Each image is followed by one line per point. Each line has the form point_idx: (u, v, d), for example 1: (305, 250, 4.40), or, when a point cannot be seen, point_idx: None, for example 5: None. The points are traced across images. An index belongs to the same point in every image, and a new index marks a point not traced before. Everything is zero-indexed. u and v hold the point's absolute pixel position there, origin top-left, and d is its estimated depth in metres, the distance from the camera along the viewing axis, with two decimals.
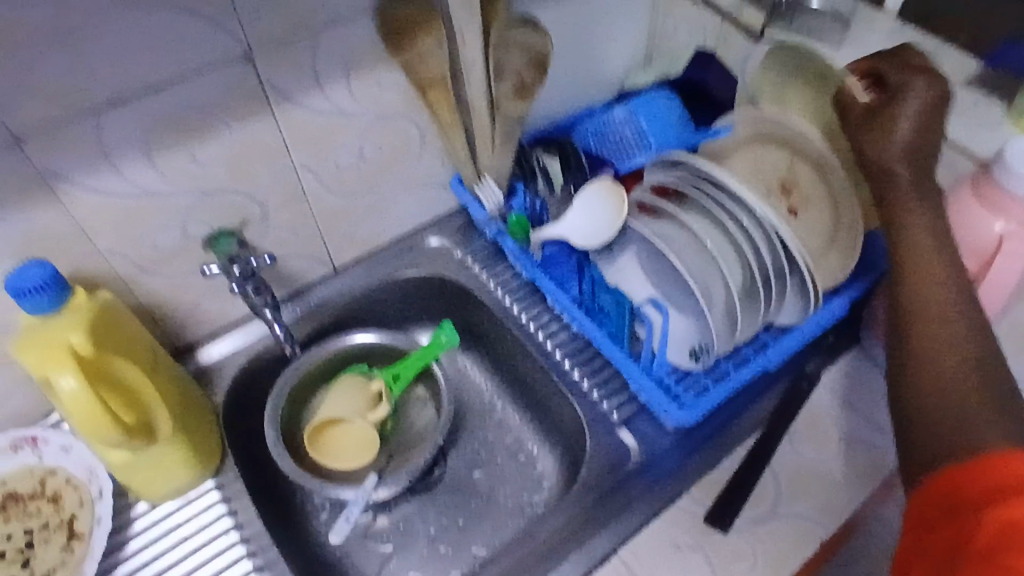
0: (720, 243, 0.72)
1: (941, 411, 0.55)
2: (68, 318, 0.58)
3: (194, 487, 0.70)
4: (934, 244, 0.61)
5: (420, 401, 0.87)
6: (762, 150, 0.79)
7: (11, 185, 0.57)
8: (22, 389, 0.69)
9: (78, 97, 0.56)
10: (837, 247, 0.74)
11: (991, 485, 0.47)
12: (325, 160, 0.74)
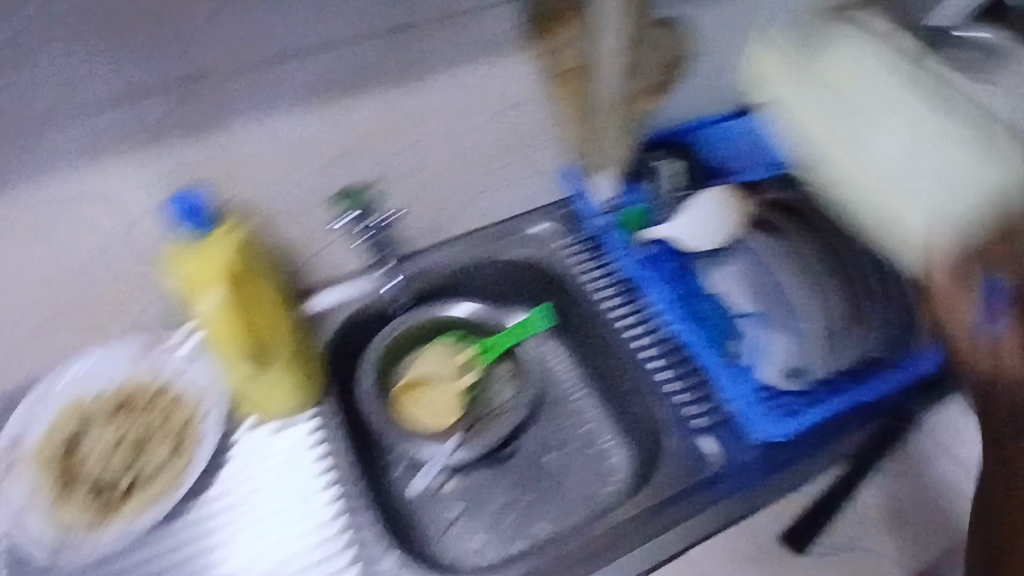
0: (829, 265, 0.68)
1: None
2: (215, 241, 0.66)
3: (291, 418, 0.75)
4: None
5: (502, 379, 0.88)
6: None
7: (186, 120, 0.66)
8: (159, 305, 0.76)
9: (252, 49, 0.64)
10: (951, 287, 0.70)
11: None
12: (451, 134, 0.79)
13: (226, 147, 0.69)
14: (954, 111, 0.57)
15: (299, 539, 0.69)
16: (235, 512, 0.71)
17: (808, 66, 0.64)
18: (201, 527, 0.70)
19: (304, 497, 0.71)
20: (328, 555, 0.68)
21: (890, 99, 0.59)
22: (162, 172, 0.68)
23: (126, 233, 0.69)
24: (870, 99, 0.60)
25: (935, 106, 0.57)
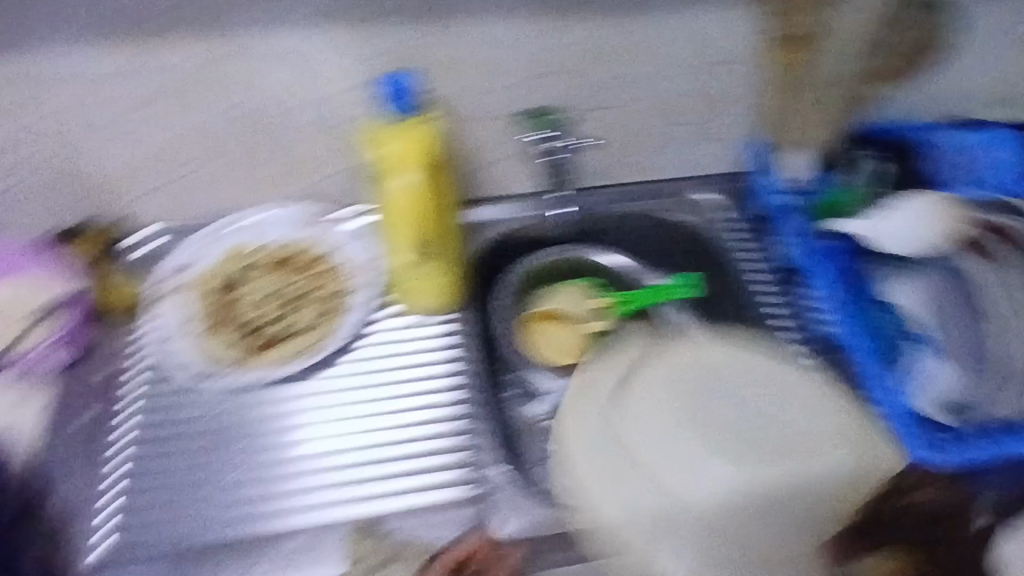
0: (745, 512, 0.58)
1: None
2: (415, 126, 0.66)
3: (430, 316, 0.77)
4: None
5: (627, 336, 0.85)
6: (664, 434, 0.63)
7: (426, 7, 0.69)
8: (339, 177, 0.80)
9: None
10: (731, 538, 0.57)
11: None
12: (654, 79, 0.79)
13: (443, 40, 0.72)
14: (717, 409, 0.63)
15: (417, 428, 0.69)
16: (365, 385, 0.72)
17: (597, 412, 0.65)
18: (331, 390, 0.72)
19: (436, 390, 0.72)
20: (443, 451, 0.68)
21: (679, 425, 0.62)
22: (379, 50, 0.71)
23: (329, 98, 0.74)
24: (664, 420, 0.63)
25: (719, 449, 0.60)
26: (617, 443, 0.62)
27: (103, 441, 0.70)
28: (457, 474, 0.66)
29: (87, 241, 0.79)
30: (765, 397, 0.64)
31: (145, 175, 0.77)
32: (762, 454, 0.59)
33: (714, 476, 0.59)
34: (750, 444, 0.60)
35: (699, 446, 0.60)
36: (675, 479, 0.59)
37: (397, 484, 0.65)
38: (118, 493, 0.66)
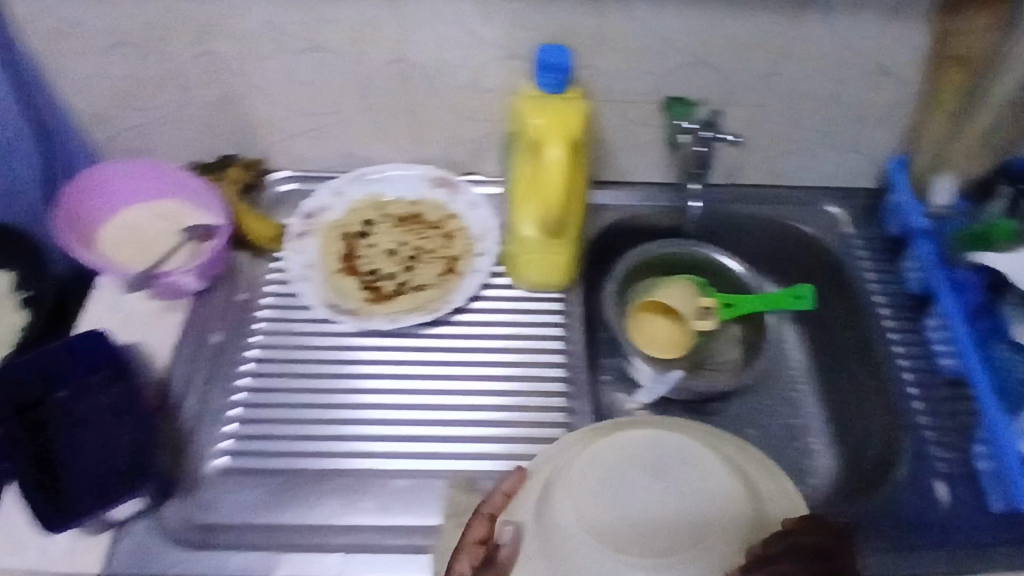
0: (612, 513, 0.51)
1: None
2: (569, 103, 0.65)
3: (542, 292, 0.79)
4: None
5: (731, 340, 0.88)
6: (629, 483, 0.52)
7: None
8: (469, 144, 0.81)
9: None
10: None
11: None
12: (807, 83, 0.76)
13: (601, 20, 0.69)
14: (669, 441, 0.54)
15: (472, 397, 0.71)
16: (427, 347, 0.74)
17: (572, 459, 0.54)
18: (413, 348, 0.74)
19: (497, 362, 0.73)
20: (496, 421, 0.70)
21: (640, 470, 0.52)
22: (535, 23, 0.69)
23: (465, 66, 0.73)
24: (607, 468, 0.52)
25: (676, 482, 0.51)
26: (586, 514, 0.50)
27: (232, 367, 0.72)
28: (509, 447, 0.68)
29: (229, 173, 0.80)
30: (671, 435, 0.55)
31: (286, 119, 0.78)
32: (693, 487, 0.51)
33: (682, 493, 0.51)
34: (690, 468, 0.52)
35: (655, 483, 0.51)
36: (652, 526, 0.49)
37: (449, 447, 0.68)
38: (235, 419, 0.69)
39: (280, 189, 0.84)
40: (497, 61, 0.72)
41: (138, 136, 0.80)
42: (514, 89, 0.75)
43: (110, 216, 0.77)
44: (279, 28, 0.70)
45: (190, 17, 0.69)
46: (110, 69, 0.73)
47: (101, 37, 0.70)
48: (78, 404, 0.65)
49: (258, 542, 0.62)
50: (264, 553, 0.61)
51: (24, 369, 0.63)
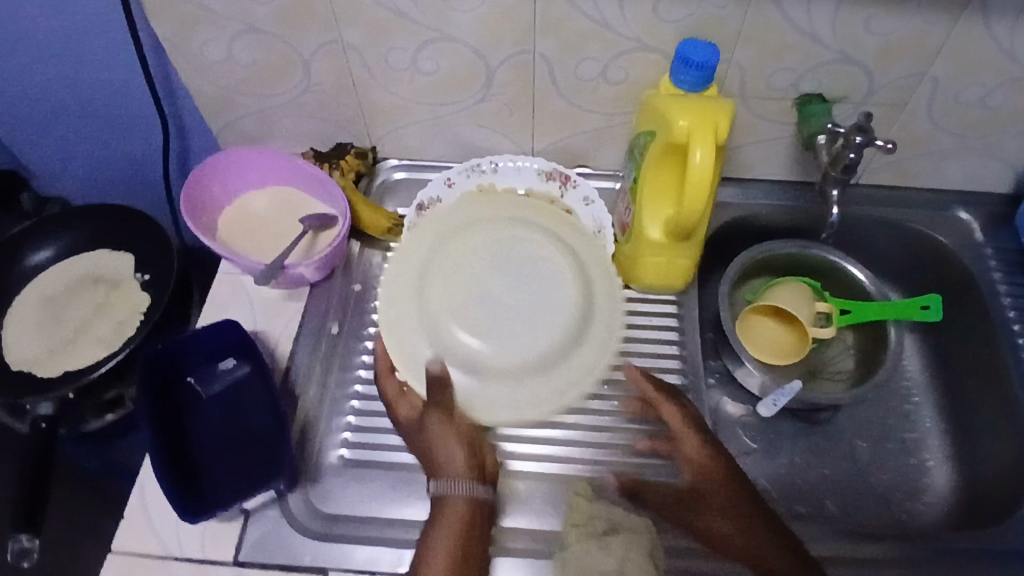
0: (485, 316, 0.60)
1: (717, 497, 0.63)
2: (719, 102, 0.61)
3: (658, 294, 0.78)
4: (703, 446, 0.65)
5: (843, 346, 0.85)
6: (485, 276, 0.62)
7: None
8: (585, 136, 0.79)
9: None
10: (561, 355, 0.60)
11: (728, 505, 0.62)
12: (955, 85, 0.70)
13: (748, 14, 0.65)
14: (518, 244, 0.64)
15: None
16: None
17: (416, 268, 0.64)
18: None
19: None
20: (559, 425, 0.71)
21: (493, 272, 0.62)
22: (676, 16, 0.65)
23: (592, 58, 0.70)
24: (452, 274, 0.62)
25: (515, 268, 0.63)
26: (442, 315, 0.60)
27: (349, 358, 0.72)
28: (570, 451, 0.70)
29: (344, 161, 0.80)
30: (487, 221, 0.66)
31: (404, 109, 0.77)
32: (540, 276, 0.62)
33: (535, 282, 0.62)
34: (540, 261, 0.63)
35: (509, 281, 0.62)
36: (514, 314, 0.60)
37: (521, 449, 0.70)
38: (350, 412, 0.69)
39: (392, 177, 0.84)
40: (628, 53, 0.69)
41: (258, 121, 0.80)
42: (641, 83, 0.72)
43: (237, 207, 0.79)
44: (409, 18, 0.67)
45: (320, 6, 0.66)
46: (236, 55, 0.72)
47: (229, 24, 0.69)
48: (209, 393, 0.68)
49: (383, 537, 0.62)
50: (391, 547, 0.61)
51: (161, 358, 0.66)
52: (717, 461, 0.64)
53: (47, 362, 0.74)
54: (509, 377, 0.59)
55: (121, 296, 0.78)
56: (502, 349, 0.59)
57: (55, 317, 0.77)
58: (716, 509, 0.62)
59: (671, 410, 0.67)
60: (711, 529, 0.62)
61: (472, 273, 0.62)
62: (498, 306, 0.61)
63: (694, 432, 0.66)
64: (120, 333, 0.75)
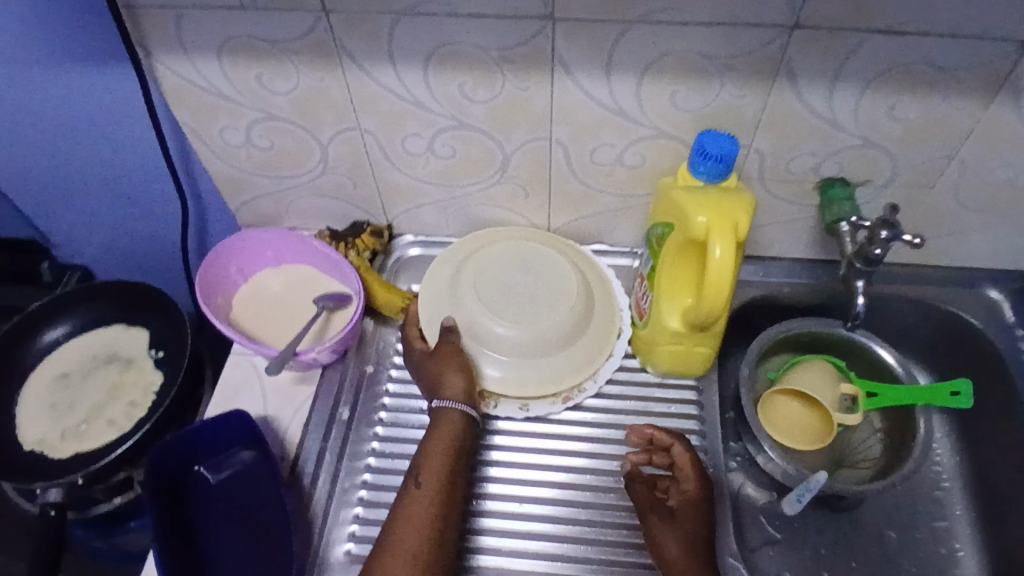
0: (499, 303, 0.70)
1: (689, 540, 0.62)
2: (739, 198, 0.60)
3: (677, 378, 0.75)
4: (699, 496, 0.65)
5: (869, 429, 0.82)
6: (504, 277, 0.72)
7: (755, 64, 0.61)
8: (601, 216, 0.78)
9: (872, 14, 0.56)
10: (575, 356, 0.72)
11: (693, 551, 0.62)
12: (982, 168, 0.68)
13: (766, 104, 0.64)
14: (531, 248, 0.75)
15: (549, 487, 0.70)
16: (529, 432, 0.73)
17: (451, 271, 0.75)
18: (538, 435, 0.73)
19: (581, 454, 0.72)
20: (572, 519, 0.68)
21: (508, 267, 0.73)
22: (692, 106, 0.65)
23: (607, 143, 0.69)
24: (481, 272, 0.72)
25: (531, 273, 0.72)
26: (472, 304, 0.70)
27: (358, 445, 0.71)
28: (583, 548, 0.66)
29: (359, 240, 0.80)
30: (517, 242, 0.75)
31: (419, 189, 0.77)
32: (547, 279, 0.72)
33: (540, 278, 0.72)
34: (547, 263, 0.74)
35: (523, 274, 0.72)
36: (521, 303, 0.70)
37: (531, 546, 0.66)
38: (358, 503, 0.68)
39: (406, 254, 0.84)
40: (644, 140, 0.69)
41: (275, 200, 0.81)
42: (658, 166, 0.71)
43: (254, 285, 0.79)
44: (423, 107, 0.67)
45: (337, 96, 0.67)
46: (253, 141, 0.73)
47: (244, 111, 0.69)
48: (216, 482, 0.67)
49: None
50: None
51: (169, 449, 0.65)
52: (699, 503, 0.65)
53: (60, 444, 0.74)
54: (523, 359, 0.70)
55: (134, 376, 0.78)
56: (518, 333, 0.69)
57: (69, 398, 0.77)
58: (671, 526, 0.64)
59: (683, 448, 0.67)
60: (660, 540, 0.63)
61: (485, 271, 0.73)
62: (512, 301, 0.70)
63: (697, 472, 0.66)
64: (131, 416, 0.76)
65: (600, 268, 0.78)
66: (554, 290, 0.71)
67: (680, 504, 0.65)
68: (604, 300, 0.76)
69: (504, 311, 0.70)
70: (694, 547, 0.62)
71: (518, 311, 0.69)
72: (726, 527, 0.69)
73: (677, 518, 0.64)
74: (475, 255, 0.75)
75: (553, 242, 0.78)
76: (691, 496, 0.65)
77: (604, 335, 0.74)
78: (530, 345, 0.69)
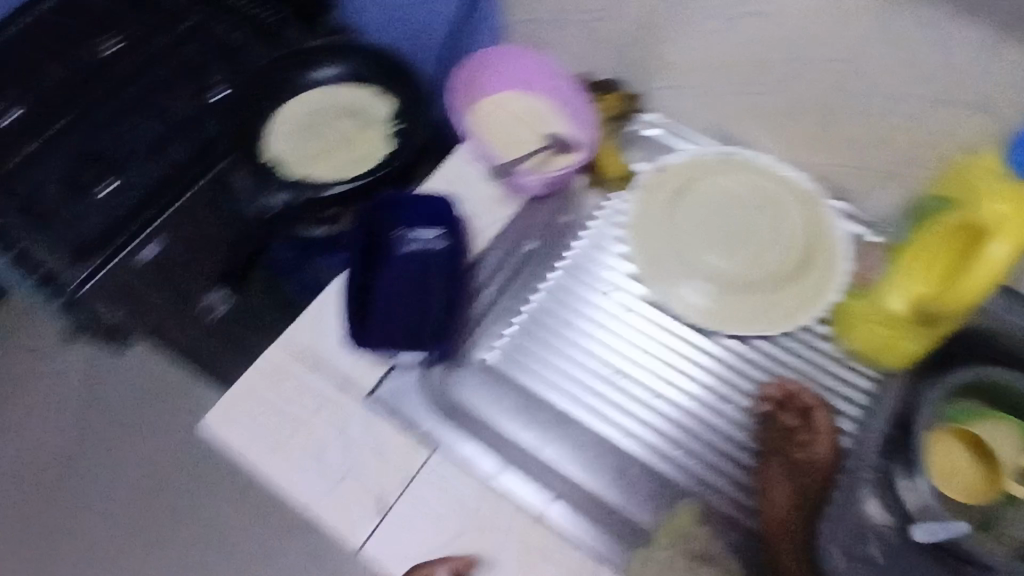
0: (719, 237, 0.73)
1: (799, 500, 0.61)
2: None
3: (863, 366, 0.70)
4: (824, 464, 0.63)
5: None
6: (729, 210, 0.74)
7: None
8: (860, 172, 0.72)
9: None
10: (766, 302, 0.71)
11: (800, 510, 0.60)
12: None
13: None
14: (760, 192, 0.75)
15: (677, 394, 0.69)
16: (683, 335, 0.71)
17: (679, 180, 0.76)
18: (692, 344, 0.71)
19: (723, 382, 0.70)
20: (692, 433, 0.68)
21: (735, 204, 0.74)
22: None
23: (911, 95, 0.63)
24: (710, 201, 0.75)
25: (753, 218, 0.74)
26: (690, 229, 0.74)
27: (533, 278, 0.74)
28: (690, 461, 0.66)
29: (609, 98, 0.79)
30: (751, 180, 0.75)
31: (690, 70, 0.75)
32: (767, 227, 0.73)
33: (758, 224, 0.73)
34: (773, 211, 0.74)
35: (746, 216, 0.74)
36: (732, 240, 0.72)
37: (643, 434, 0.67)
38: (513, 326, 0.72)
39: (642, 131, 0.81)
40: (954, 106, 0.62)
41: (551, 28, 0.81)
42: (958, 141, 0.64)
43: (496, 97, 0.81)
44: None
45: None
46: None
47: None
48: (402, 253, 0.73)
49: (493, 445, 0.66)
50: (495, 459, 0.65)
51: (377, 212, 0.73)
52: (822, 471, 0.63)
53: (289, 163, 0.84)
54: (715, 286, 0.71)
55: (368, 136, 0.86)
56: (722, 265, 0.72)
57: (314, 130, 0.86)
58: (789, 475, 0.62)
59: (823, 415, 0.65)
60: (771, 482, 0.62)
61: (712, 201, 0.75)
62: (727, 237, 0.73)
63: (831, 442, 0.64)
64: (354, 167, 0.84)
65: (840, 230, 0.72)
66: (767, 239, 0.72)
67: (803, 464, 0.62)
68: (827, 266, 0.71)
69: (717, 245, 0.73)
70: (802, 507, 0.61)
71: (729, 248, 0.72)
72: (836, 507, 0.62)
73: (797, 470, 0.62)
74: (709, 178, 0.76)
75: (794, 188, 0.75)
76: (816, 463, 0.63)
77: (807, 296, 0.70)
78: (723, 278, 0.71)
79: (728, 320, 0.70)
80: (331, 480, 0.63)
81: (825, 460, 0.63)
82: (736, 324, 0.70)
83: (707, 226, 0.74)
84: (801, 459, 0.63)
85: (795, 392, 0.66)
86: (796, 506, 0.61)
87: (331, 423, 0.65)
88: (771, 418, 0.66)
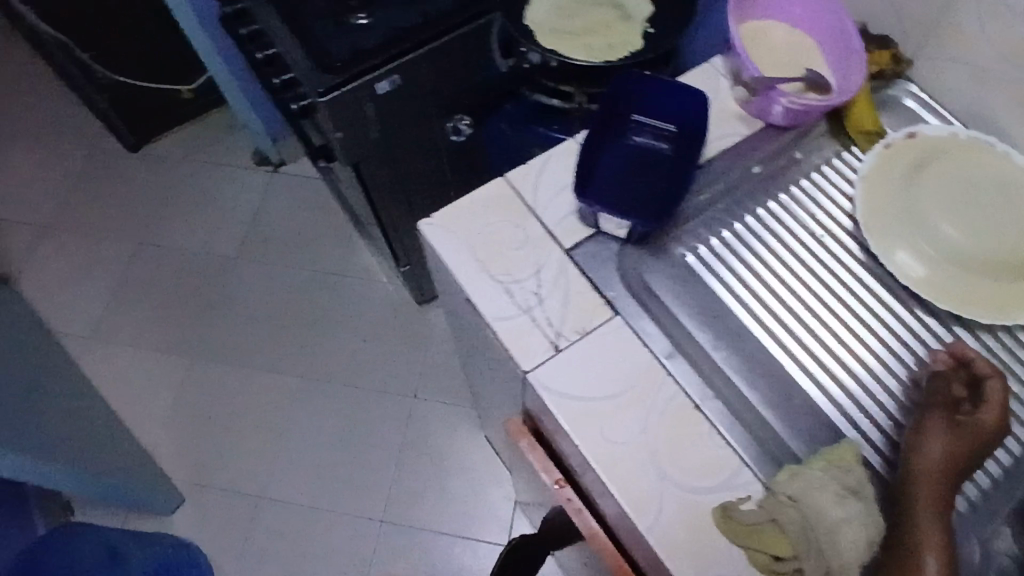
0: (954, 210, 0.71)
1: (949, 457, 0.59)
2: None
3: None
4: (983, 431, 0.60)
5: None
6: (970, 186, 0.72)
7: None
8: None
9: None
10: (982, 291, 0.69)
11: (948, 469, 0.59)
12: None
13: None
14: (1003, 181, 0.72)
15: (858, 348, 0.69)
16: (882, 299, 0.71)
17: (924, 150, 0.74)
18: (888, 309, 0.71)
19: (911, 355, 0.69)
20: (866, 389, 0.67)
21: (979, 183, 0.72)
22: None
23: None
24: (953, 174, 0.72)
25: (993, 202, 0.71)
26: (927, 194, 0.72)
27: (749, 200, 0.75)
28: (857, 412, 0.66)
29: (884, 54, 0.78)
30: (996, 168, 0.73)
31: (978, 51, 0.73)
32: (1004, 215, 0.70)
33: (995, 210, 0.71)
34: (1011, 201, 0.71)
35: (987, 197, 0.71)
36: (966, 215, 0.70)
37: (817, 373, 0.68)
38: (717, 237, 0.73)
39: (900, 99, 0.81)
40: None
41: None
42: None
43: (768, 20, 0.80)
44: None
45: None
46: None
47: None
48: (635, 140, 0.75)
49: (671, 331, 0.68)
50: (669, 342, 0.67)
51: (626, 86, 0.74)
52: (982, 438, 0.60)
53: (544, 30, 0.87)
54: (934, 259, 0.70)
55: (625, 28, 0.87)
56: (952, 236, 0.70)
57: (574, 7, 0.89)
58: (946, 430, 0.60)
59: (998, 385, 0.62)
60: (925, 433, 0.61)
61: (956, 174, 0.72)
62: (962, 212, 0.70)
63: (1001, 412, 0.60)
64: (603, 53, 0.86)
65: None
66: (1002, 225, 0.70)
67: (961, 427, 0.60)
68: None
69: (951, 218, 0.70)
70: (948, 463, 0.59)
71: (962, 223, 0.70)
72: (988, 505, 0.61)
73: (954, 429, 0.60)
74: (957, 155, 0.74)
75: None
76: (978, 431, 0.60)
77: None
78: (942, 252, 0.70)
79: (936, 293, 0.69)
80: (522, 305, 0.68)
81: (984, 428, 0.60)
82: (947, 300, 0.69)
83: (945, 196, 0.71)
84: (958, 420, 0.61)
85: (966, 357, 0.64)
86: (947, 465, 0.59)
87: (533, 261, 0.70)
88: (942, 377, 0.64)
